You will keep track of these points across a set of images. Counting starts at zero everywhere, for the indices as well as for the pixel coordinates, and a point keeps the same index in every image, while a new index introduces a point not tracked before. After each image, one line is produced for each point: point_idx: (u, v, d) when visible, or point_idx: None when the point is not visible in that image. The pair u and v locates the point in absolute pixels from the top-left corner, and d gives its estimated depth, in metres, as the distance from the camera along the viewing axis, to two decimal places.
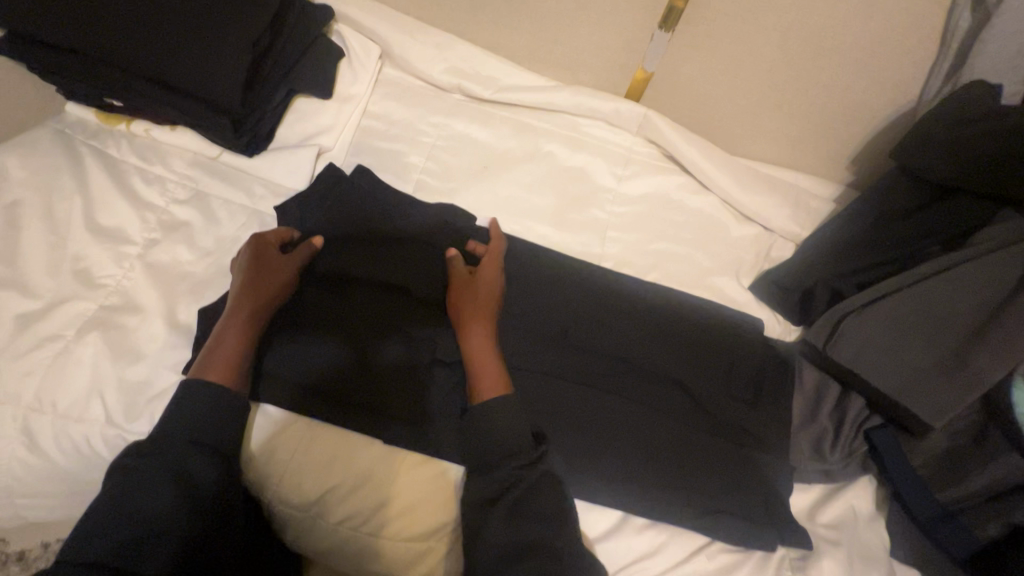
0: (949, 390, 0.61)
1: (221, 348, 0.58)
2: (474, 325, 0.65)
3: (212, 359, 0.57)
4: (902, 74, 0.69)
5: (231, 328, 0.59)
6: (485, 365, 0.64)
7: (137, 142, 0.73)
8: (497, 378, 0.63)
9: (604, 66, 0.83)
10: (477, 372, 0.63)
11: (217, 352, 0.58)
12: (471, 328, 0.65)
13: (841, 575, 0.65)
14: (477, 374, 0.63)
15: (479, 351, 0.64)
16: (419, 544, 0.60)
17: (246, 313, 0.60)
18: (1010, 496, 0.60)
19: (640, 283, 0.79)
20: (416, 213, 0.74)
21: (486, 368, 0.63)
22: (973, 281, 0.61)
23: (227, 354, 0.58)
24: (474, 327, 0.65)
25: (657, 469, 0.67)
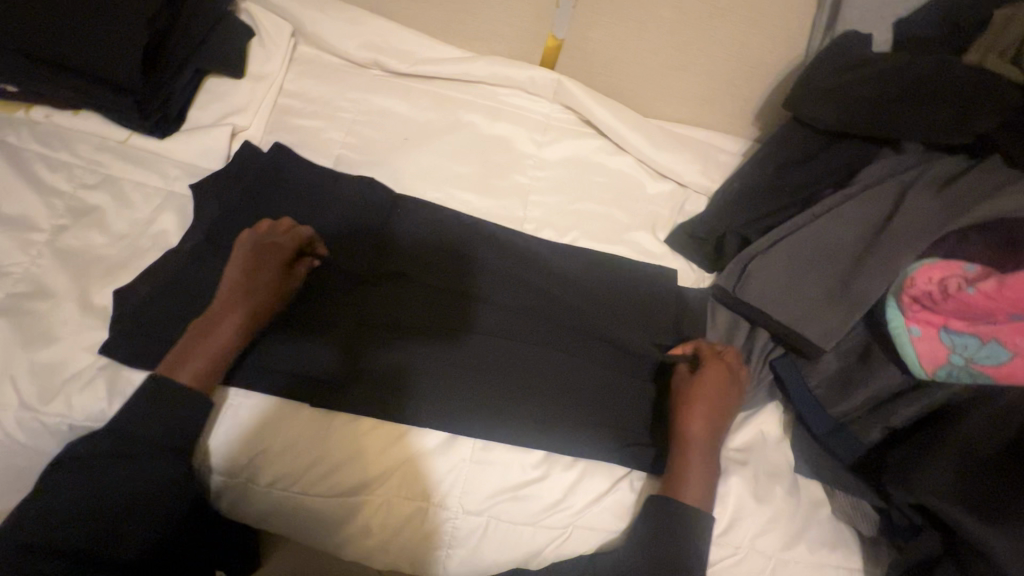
0: (837, 314, 0.66)
1: (194, 352, 0.59)
2: (695, 423, 0.64)
3: (185, 362, 0.58)
4: (761, 50, 0.83)
5: (212, 333, 0.60)
6: (701, 467, 0.62)
7: (39, 129, 0.72)
8: (704, 482, 0.61)
9: (519, 35, 0.89)
10: (689, 473, 0.62)
11: (189, 356, 0.58)
12: (688, 424, 0.64)
13: (750, 490, 0.65)
14: (687, 477, 0.61)
15: (706, 450, 0.63)
16: (352, 498, 0.61)
17: (223, 313, 0.60)
18: (890, 403, 0.64)
19: (564, 247, 0.78)
20: (341, 187, 0.74)
21: (698, 469, 0.62)
22: (852, 216, 0.69)
23: (202, 356, 0.59)
24: (696, 420, 0.64)
25: (584, 416, 0.66)
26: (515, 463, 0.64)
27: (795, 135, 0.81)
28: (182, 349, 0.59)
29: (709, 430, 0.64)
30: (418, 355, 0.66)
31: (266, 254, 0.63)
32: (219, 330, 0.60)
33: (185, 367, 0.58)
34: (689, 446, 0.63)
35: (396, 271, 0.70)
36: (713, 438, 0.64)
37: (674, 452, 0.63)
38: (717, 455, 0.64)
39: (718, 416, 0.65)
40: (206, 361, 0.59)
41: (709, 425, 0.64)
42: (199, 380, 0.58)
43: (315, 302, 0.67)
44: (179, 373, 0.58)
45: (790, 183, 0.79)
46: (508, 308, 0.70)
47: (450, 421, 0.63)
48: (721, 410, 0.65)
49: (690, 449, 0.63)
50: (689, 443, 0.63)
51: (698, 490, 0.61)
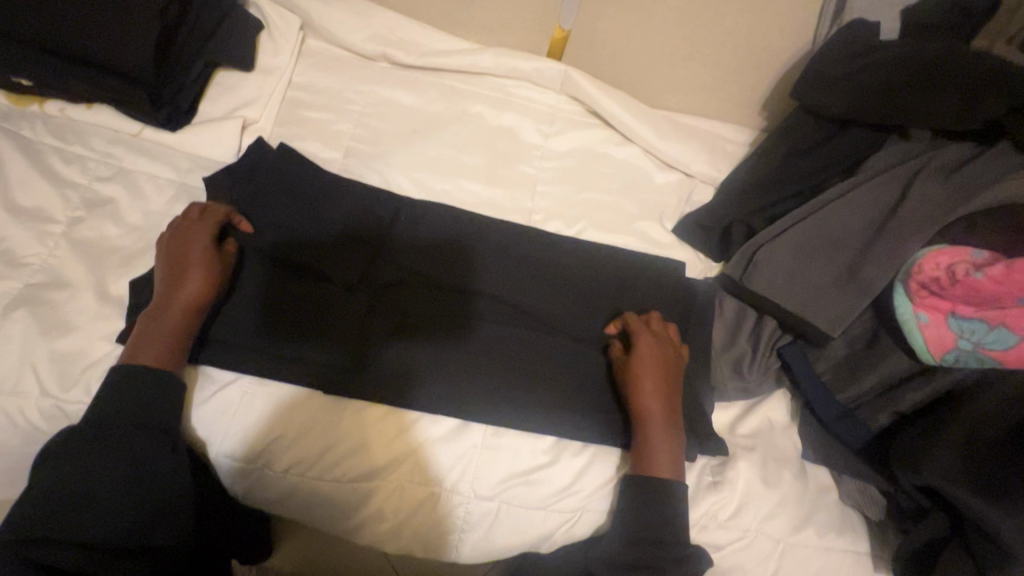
0: (844, 301, 0.67)
1: (152, 332, 0.60)
2: (647, 400, 0.63)
3: (147, 343, 0.59)
4: (768, 41, 0.83)
5: (160, 316, 0.60)
6: (659, 440, 0.62)
7: (53, 123, 0.73)
8: (672, 458, 0.62)
9: (526, 26, 0.89)
10: (648, 448, 0.62)
11: (144, 344, 0.59)
12: (645, 401, 0.63)
13: (758, 476, 0.66)
14: (648, 452, 0.62)
15: (661, 421, 0.63)
16: (365, 484, 0.62)
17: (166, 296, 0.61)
18: (898, 388, 0.64)
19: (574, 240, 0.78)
20: (355, 186, 0.74)
21: (659, 447, 0.62)
22: (860, 203, 0.69)
23: (155, 340, 0.59)
24: (646, 400, 0.63)
25: (595, 403, 0.67)
26: (526, 449, 0.65)
27: (801, 124, 0.82)
28: (143, 333, 0.60)
29: (661, 403, 0.64)
30: (428, 343, 0.66)
31: (186, 235, 0.65)
32: (168, 308, 0.61)
33: (148, 349, 0.59)
34: (652, 422, 0.63)
35: (406, 262, 0.71)
36: (667, 410, 0.64)
37: (639, 434, 0.63)
38: (676, 428, 0.64)
39: (664, 390, 0.64)
40: (165, 339, 0.60)
41: (659, 398, 0.64)
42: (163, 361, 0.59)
43: (326, 291, 0.68)
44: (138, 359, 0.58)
45: (797, 172, 0.80)
46: (517, 296, 0.71)
47: (461, 408, 0.64)
48: (665, 383, 0.65)
49: (648, 422, 0.63)
50: (645, 419, 0.63)
51: (664, 462, 0.62)
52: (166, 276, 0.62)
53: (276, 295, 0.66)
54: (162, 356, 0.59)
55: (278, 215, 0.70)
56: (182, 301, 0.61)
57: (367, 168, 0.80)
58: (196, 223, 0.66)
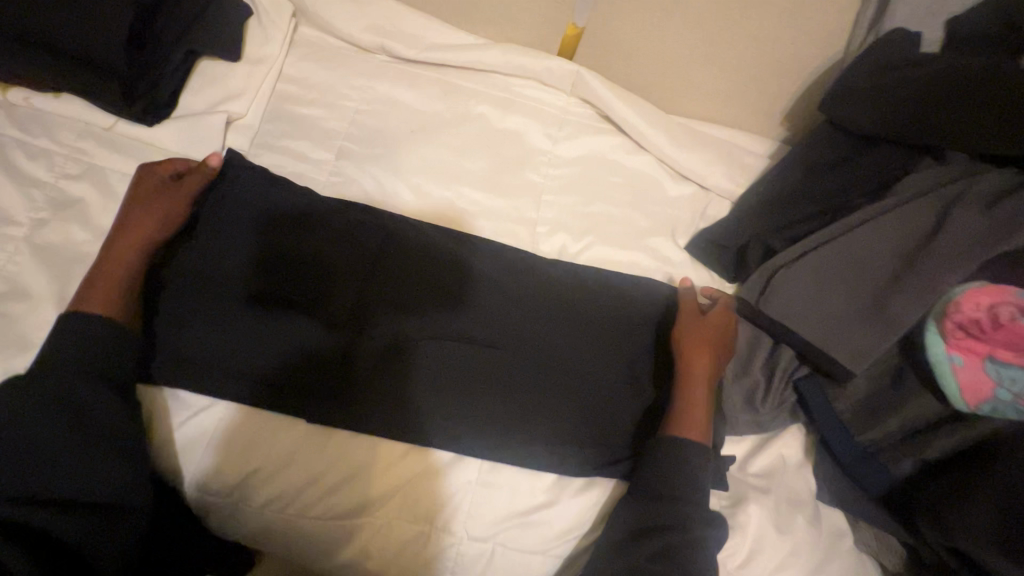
0: (867, 335, 0.62)
1: (110, 282, 0.57)
2: (695, 363, 0.65)
3: (99, 292, 0.56)
4: (796, 47, 0.77)
5: (121, 254, 0.59)
6: (700, 401, 0.64)
7: (17, 113, 0.67)
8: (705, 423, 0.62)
9: (536, 21, 0.82)
10: (687, 407, 0.63)
11: (94, 284, 0.57)
12: (695, 365, 0.65)
13: (770, 521, 0.62)
14: (687, 412, 0.63)
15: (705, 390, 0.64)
16: (350, 522, 0.57)
17: (131, 236, 0.60)
18: (927, 432, 0.60)
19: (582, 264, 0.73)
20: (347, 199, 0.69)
21: (698, 409, 0.63)
22: (891, 228, 0.65)
23: (106, 281, 0.57)
24: (697, 364, 0.65)
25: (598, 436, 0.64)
26: (525, 486, 0.60)
27: (827, 140, 0.77)
28: (101, 278, 0.57)
29: (711, 370, 0.65)
30: (421, 368, 0.62)
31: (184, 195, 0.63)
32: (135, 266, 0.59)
33: (98, 297, 0.56)
34: (694, 387, 0.64)
35: (401, 278, 0.66)
36: (711, 379, 0.65)
37: (680, 392, 0.64)
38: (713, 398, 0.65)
39: (713, 364, 0.66)
40: (110, 298, 0.56)
41: (706, 367, 0.65)
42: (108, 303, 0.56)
43: (314, 307, 0.62)
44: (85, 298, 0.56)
45: (821, 191, 0.75)
46: (519, 318, 0.67)
47: (455, 440, 0.60)
48: (716, 355, 0.66)
49: (692, 386, 0.64)
50: (691, 381, 0.64)
51: (699, 423, 0.62)
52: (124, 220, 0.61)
53: (260, 310, 0.61)
54: (110, 299, 0.56)
55: (264, 224, 0.65)
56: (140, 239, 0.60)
57: (361, 172, 0.74)
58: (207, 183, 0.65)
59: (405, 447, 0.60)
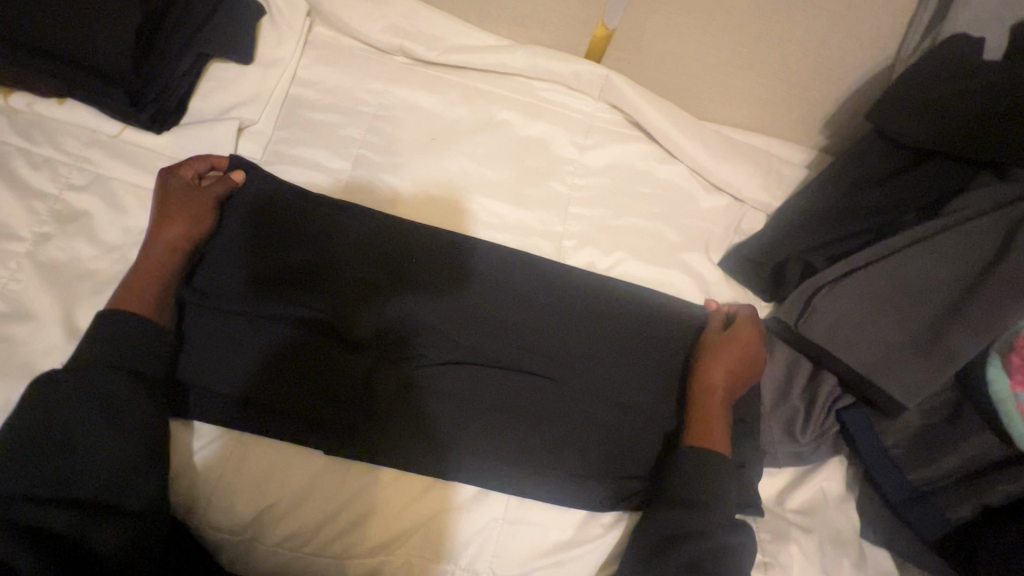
0: (919, 365, 0.59)
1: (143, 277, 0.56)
2: (711, 374, 0.61)
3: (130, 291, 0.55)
4: (843, 51, 0.72)
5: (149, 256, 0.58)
6: (716, 412, 0.59)
7: (19, 120, 0.63)
8: (725, 436, 0.58)
9: (564, 21, 0.78)
10: (703, 419, 0.59)
11: (126, 287, 0.56)
12: (714, 375, 0.61)
13: (812, 563, 0.58)
14: (703, 426, 0.59)
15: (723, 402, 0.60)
16: (370, 562, 0.54)
17: (159, 238, 0.59)
18: (987, 475, 0.55)
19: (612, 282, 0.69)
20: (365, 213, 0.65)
21: (715, 422, 0.59)
22: (948, 249, 0.60)
23: (137, 284, 0.56)
24: (713, 375, 0.61)
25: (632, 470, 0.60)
26: (554, 524, 0.57)
27: (873, 151, 0.72)
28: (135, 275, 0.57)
29: (731, 382, 0.61)
30: (449, 397, 0.58)
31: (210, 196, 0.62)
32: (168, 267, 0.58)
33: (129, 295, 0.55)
34: (713, 398, 0.60)
35: (428, 299, 0.62)
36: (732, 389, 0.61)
37: (696, 404, 0.60)
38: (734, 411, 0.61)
39: (733, 376, 0.61)
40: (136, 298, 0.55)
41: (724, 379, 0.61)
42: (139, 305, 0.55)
43: (337, 331, 0.59)
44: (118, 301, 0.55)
45: (868, 207, 0.70)
46: (547, 341, 0.63)
47: (481, 475, 0.56)
48: (737, 366, 0.62)
49: (710, 397, 0.60)
50: (708, 392, 0.60)
51: (716, 437, 0.58)
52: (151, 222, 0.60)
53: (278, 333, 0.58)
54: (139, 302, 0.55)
55: (289, 240, 0.62)
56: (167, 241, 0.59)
57: (379, 182, 0.71)
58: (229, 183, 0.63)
59: (428, 482, 0.56)
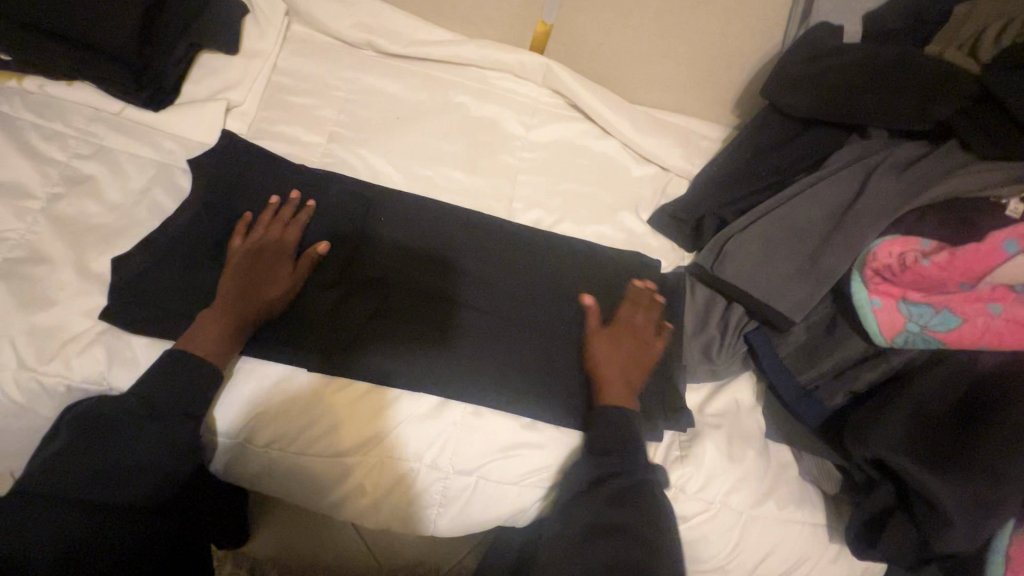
0: (806, 288, 0.70)
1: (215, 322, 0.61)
2: (597, 346, 0.70)
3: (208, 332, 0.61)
4: (740, 40, 0.87)
5: (220, 304, 0.63)
6: (611, 376, 0.68)
7: (31, 99, 0.72)
8: (624, 389, 0.68)
9: (508, 19, 0.91)
10: (604, 381, 0.68)
11: (199, 332, 0.61)
12: (599, 346, 0.70)
13: (723, 453, 0.69)
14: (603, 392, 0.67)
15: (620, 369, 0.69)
16: (347, 459, 0.64)
17: (230, 284, 0.64)
18: (854, 369, 0.69)
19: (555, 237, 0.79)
20: (337, 180, 0.75)
21: (614, 383, 0.68)
22: (823, 196, 0.73)
23: (208, 335, 0.61)
24: (598, 345, 0.70)
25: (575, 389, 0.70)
26: (503, 428, 0.67)
27: (770, 122, 0.85)
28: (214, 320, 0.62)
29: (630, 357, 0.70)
30: (408, 332, 0.68)
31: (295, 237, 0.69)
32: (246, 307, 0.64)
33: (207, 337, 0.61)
34: (605, 365, 0.68)
35: (389, 253, 0.72)
36: (620, 361, 0.69)
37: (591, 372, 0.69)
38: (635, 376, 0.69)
39: (625, 362, 0.69)
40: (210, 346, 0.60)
41: (615, 360, 0.69)
42: (210, 352, 0.60)
43: (308, 281, 0.69)
44: (192, 346, 0.60)
45: (768, 166, 0.82)
46: (495, 286, 0.73)
47: (441, 388, 0.66)
48: (612, 333, 0.71)
49: (599, 365, 0.69)
50: (595, 362, 0.69)
51: (619, 401, 0.67)
52: (235, 267, 0.65)
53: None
54: (212, 350, 0.60)
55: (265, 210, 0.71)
56: (253, 295, 0.64)
57: (350, 154, 0.81)
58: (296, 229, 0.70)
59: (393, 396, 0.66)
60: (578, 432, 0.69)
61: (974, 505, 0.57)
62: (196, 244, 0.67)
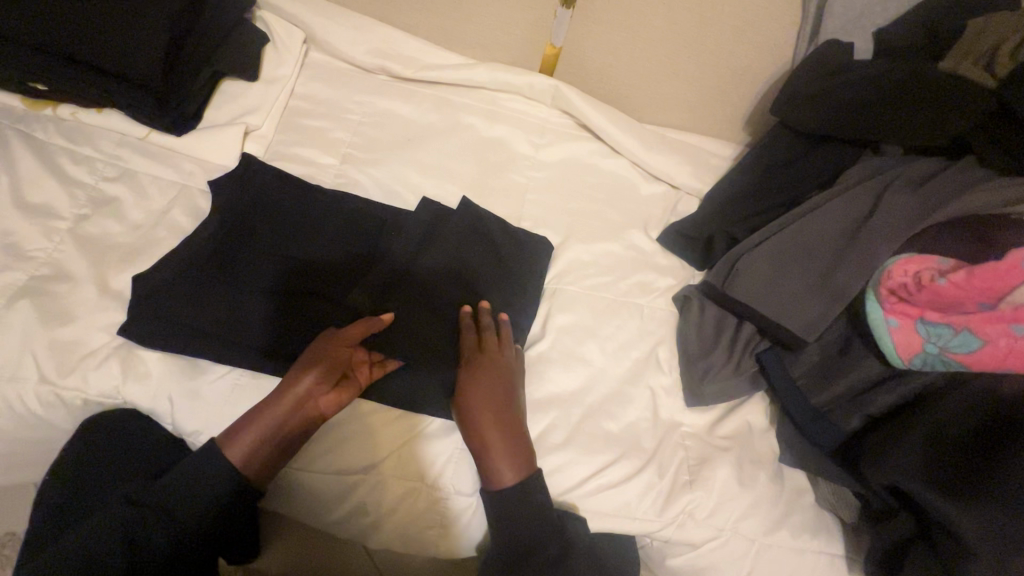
0: (816, 306, 0.68)
1: (496, 454, 0.62)
2: (468, 402, 0.64)
3: (494, 465, 0.62)
4: (748, 60, 0.87)
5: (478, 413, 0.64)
6: (495, 451, 0.62)
7: (64, 126, 0.77)
8: (514, 463, 0.62)
9: (519, 41, 0.93)
10: (488, 464, 0.62)
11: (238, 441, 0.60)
12: (471, 401, 0.64)
13: (734, 479, 0.68)
14: (489, 460, 0.62)
15: (500, 434, 0.63)
16: (348, 478, 0.65)
17: (488, 416, 0.63)
18: (870, 391, 0.66)
19: (558, 265, 0.82)
20: (349, 201, 0.77)
21: (495, 457, 0.62)
22: (836, 212, 0.71)
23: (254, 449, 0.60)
24: (473, 400, 0.64)
25: (585, 414, 0.71)
26: None
27: (782, 139, 0.83)
28: (481, 459, 0.63)
29: (489, 422, 0.63)
30: (415, 354, 0.67)
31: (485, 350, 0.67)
32: (519, 446, 0.63)
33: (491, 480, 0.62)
34: (485, 431, 0.63)
35: (384, 273, 0.70)
36: (496, 427, 0.63)
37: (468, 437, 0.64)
38: (511, 441, 0.63)
39: (495, 432, 0.63)
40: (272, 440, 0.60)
41: (478, 420, 0.63)
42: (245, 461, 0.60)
43: (323, 297, 0.69)
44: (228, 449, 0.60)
45: (780, 184, 0.81)
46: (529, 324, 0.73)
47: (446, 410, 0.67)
48: (479, 393, 0.64)
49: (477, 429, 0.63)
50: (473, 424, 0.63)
51: (502, 475, 0.62)
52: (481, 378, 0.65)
53: (284, 305, 0.68)
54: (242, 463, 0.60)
55: (270, 227, 0.73)
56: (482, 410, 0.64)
57: (363, 174, 0.83)
58: (445, 269, 0.73)
59: (404, 416, 0.67)
60: (583, 455, 0.68)
61: (996, 539, 0.54)
62: (205, 260, 0.69)
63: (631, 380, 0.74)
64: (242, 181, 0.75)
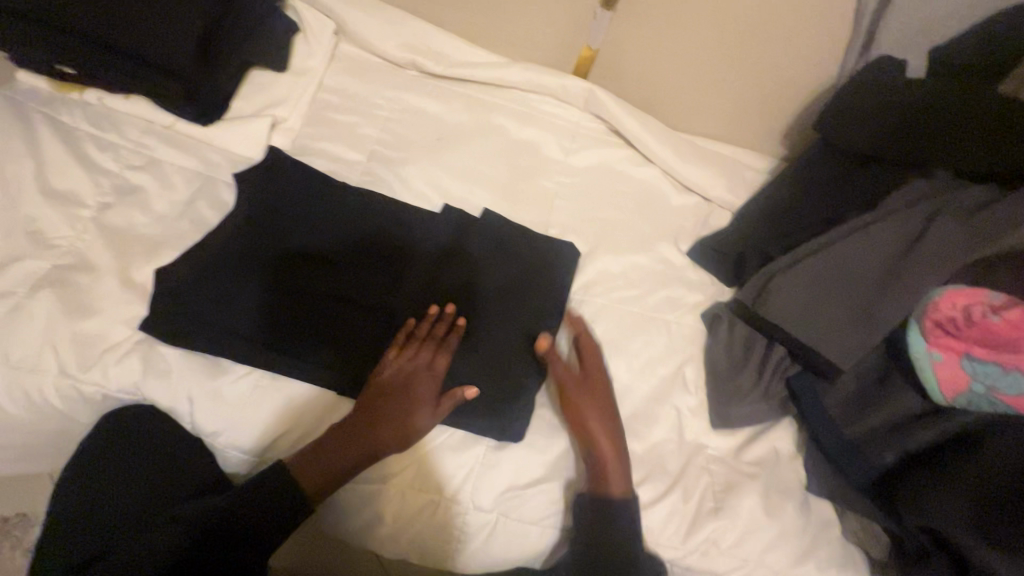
0: (853, 335, 0.65)
1: (613, 468, 0.64)
2: (584, 415, 0.66)
3: (612, 479, 0.63)
4: (792, 72, 0.84)
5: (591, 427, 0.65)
6: (612, 460, 0.64)
7: (91, 111, 0.75)
8: (624, 472, 0.64)
9: (555, 42, 0.90)
10: (607, 472, 0.64)
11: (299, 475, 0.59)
12: (587, 413, 0.66)
13: (760, 508, 0.66)
14: (603, 468, 0.64)
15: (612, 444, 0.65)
16: (370, 487, 0.64)
17: (602, 429, 0.65)
18: (907, 426, 0.64)
19: (585, 275, 0.80)
20: (374, 199, 0.75)
21: (613, 467, 0.64)
22: (879, 235, 0.67)
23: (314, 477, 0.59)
24: (588, 414, 0.66)
25: None
26: (529, 464, 0.66)
27: (824, 156, 0.81)
28: (599, 470, 0.64)
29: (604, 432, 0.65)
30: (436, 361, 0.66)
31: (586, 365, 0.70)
32: (627, 461, 0.66)
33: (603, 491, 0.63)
34: (598, 442, 0.64)
35: (413, 280, 0.70)
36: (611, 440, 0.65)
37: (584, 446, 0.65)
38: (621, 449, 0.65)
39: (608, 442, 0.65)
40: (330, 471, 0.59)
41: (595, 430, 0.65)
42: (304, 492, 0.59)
43: (346, 298, 0.68)
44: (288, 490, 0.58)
45: (820, 203, 0.78)
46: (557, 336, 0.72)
47: (470, 421, 0.65)
48: (591, 405, 0.67)
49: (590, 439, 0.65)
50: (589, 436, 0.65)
51: (617, 483, 0.63)
52: (587, 394, 0.67)
53: (306, 304, 0.67)
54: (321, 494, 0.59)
55: (292, 224, 0.71)
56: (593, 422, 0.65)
57: (390, 172, 0.81)
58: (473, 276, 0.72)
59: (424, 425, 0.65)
60: None
61: None
62: (228, 256, 0.67)
63: (657, 400, 0.72)
64: (269, 177, 0.73)
